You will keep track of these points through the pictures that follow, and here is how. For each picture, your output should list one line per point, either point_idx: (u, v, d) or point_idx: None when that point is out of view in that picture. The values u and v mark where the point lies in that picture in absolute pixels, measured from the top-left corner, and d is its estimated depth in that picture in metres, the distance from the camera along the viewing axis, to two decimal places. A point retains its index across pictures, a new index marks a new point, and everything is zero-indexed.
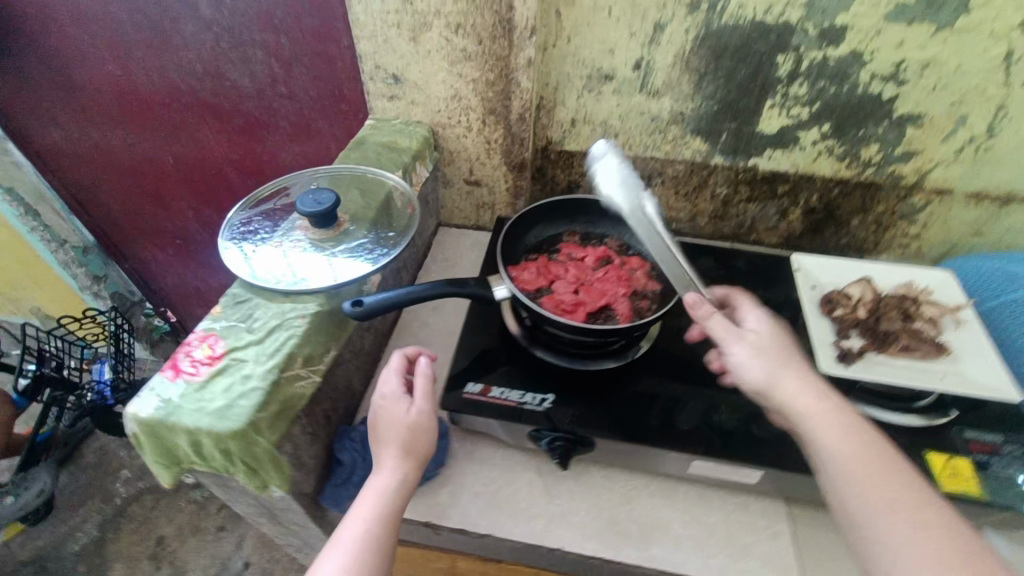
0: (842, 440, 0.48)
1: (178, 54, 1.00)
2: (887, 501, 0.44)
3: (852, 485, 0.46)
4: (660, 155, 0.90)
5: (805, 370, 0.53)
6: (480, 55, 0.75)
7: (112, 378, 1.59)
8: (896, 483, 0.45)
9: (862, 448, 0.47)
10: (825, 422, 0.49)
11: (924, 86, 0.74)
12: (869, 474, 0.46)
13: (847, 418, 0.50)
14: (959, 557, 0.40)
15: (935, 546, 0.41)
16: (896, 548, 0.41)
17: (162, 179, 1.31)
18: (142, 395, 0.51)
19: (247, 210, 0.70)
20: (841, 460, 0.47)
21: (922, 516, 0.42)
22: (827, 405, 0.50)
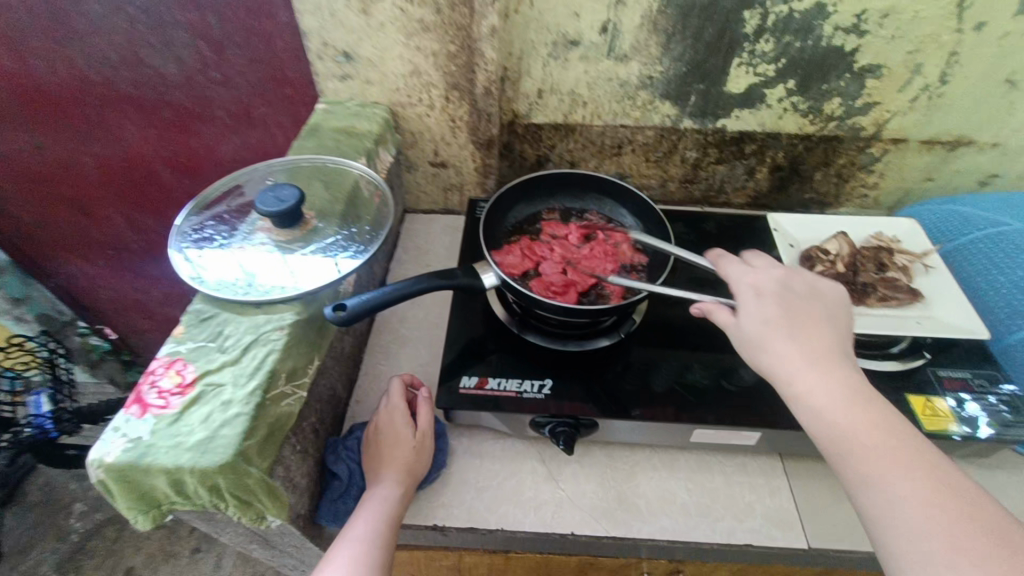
0: (839, 407, 0.46)
1: (86, 41, 0.88)
2: (890, 466, 0.43)
3: (853, 452, 0.44)
4: (629, 122, 0.87)
5: (793, 336, 0.50)
6: (439, 26, 0.70)
7: (54, 411, 1.57)
8: (895, 444, 0.44)
9: (859, 412, 0.46)
10: (820, 390, 0.47)
11: (883, 36, 0.75)
12: (870, 439, 0.44)
13: (841, 382, 0.47)
14: (962, 516, 0.40)
15: (938, 507, 0.40)
16: (902, 514, 0.41)
17: (83, 184, 1.17)
18: (105, 438, 0.45)
19: (198, 215, 0.63)
20: (840, 429, 0.45)
21: (923, 477, 0.42)
22: (820, 371, 0.48)
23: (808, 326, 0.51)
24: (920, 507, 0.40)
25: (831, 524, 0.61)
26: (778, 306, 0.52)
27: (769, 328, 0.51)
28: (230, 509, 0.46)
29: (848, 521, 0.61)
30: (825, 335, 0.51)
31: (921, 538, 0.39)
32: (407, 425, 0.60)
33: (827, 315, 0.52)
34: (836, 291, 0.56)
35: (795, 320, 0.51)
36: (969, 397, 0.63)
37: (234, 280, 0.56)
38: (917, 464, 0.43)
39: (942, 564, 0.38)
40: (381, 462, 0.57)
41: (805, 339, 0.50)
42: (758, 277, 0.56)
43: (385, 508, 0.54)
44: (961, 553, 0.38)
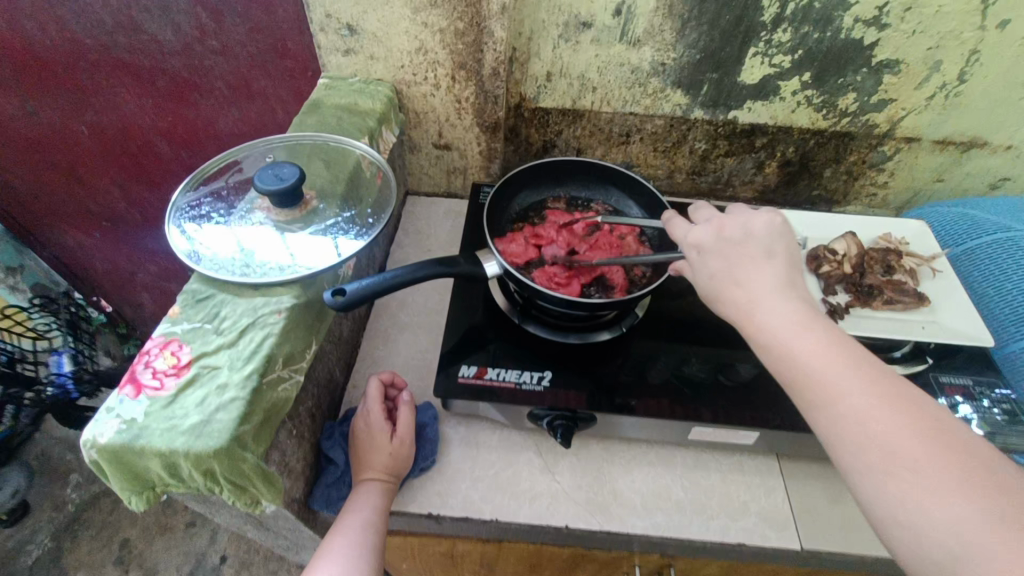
0: (790, 334, 0.43)
1: (80, 2, 0.85)
2: (844, 384, 0.41)
3: (806, 377, 0.42)
4: (639, 110, 0.85)
5: (738, 278, 0.47)
6: (447, 2, 0.67)
7: (75, 370, 1.54)
8: (849, 363, 0.42)
9: (811, 337, 0.43)
10: (772, 321, 0.44)
11: (904, 30, 0.73)
12: (825, 362, 0.42)
13: (792, 311, 0.44)
14: (913, 427, 0.38)
15: (892, 422, 0.39)
16: (854, 431, 0.39)
17: (76, 153, 1.14)
18: (98, 418, 0.44)
19: (194, 191, 0.61)
20: (793, 357, 0.43)
21: (875, 392, 0.40)
22: (769, 303, 0.45)
23: (751, 264, 0.47)
24: (871, 421, 0.39)
25: (823, 526, 0.61)
26: (719, 260, 0.48)
27: (715, 281, 0.48)
28: (224, 493, 0.46)
29: (842, 523, 0.61)
30: (772, 266, 0.47)
31: (870, 453, 0.38)
32: (383, 428, 0.59)
33: (765, 256, 0.47)
34: (771, 223, 0.49)
35: (738, 263, 0.47)
36: (961, 400, 0.64)
37: (231, 259, 0.54)
38: (870, 380, 0.41)
39: (887, 474, 0.38)
40: (361, 462, 0.57)
41: (750, 277, 0.46)
42: (698, 231, 0.51)
43: (378, 501, 0.55)
44: (907, 462, 0.37)
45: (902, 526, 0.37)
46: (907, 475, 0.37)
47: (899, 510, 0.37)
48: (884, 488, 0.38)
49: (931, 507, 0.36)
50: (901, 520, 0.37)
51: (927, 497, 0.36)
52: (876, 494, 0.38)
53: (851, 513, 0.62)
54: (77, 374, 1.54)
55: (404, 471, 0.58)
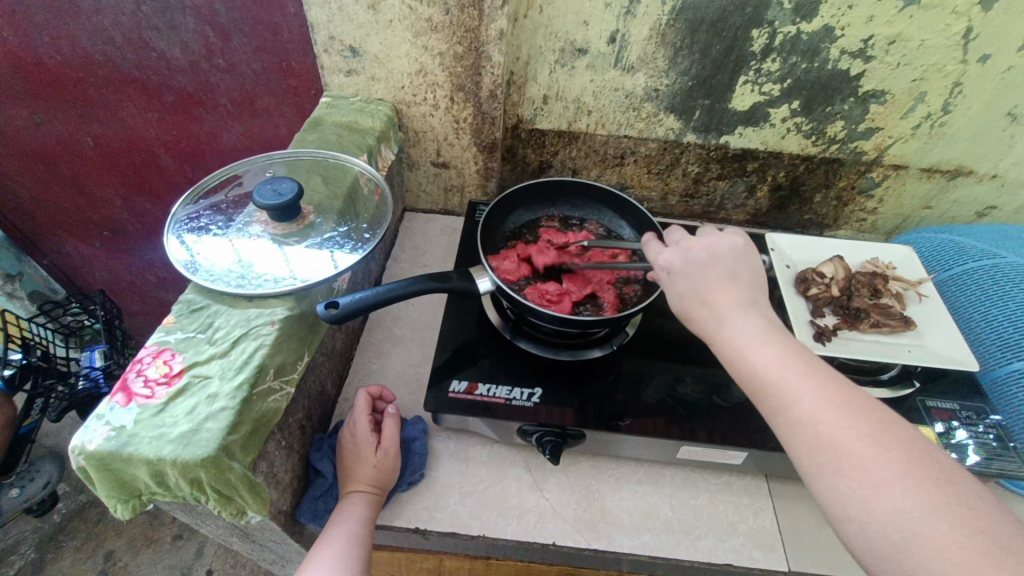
0: (748, 343, 0.45)
1: (91, 20, 0.87)
2: (801, 387, 0.42)
3: (764, 381, 0.43)
4: (633, 133, 0.88)
5: (703, 297, 0.49)
6: (448, 27, 0.70)
7: (106, 363, 1.46)
8: (802, 368, 0.43)
9: (769, 345, 0.45)
10: (732, 333, 0.46)
11: (889, 63, 0.75)
12: (782, 367, 0.43)
13: (752, 323, 0.46)
14: (865, 426, 0.40)
15: (843, 424, 0.40)
16: (807, 434, 0.40)
17: (81, 164, 1.16)
18: (88, 424, 0.44)
19: (194, 203, 0.62)
20: (753, 363, 0.44)
21: (831, 394, 0.41)
22: (730, 316, 0.47)
23: (715, 283, 0.49)
24: (824, 422, 0.40)
25: (813, 549, 0.61)
26: (686, 281, 0.51)
27: (685, 300, 0.50)
28: (210, 503, 0.46)
29: (831, 545, 0.61)
30: (732, 284, 0.49)
31: (823, 452, 0.40)
32: (369, 440, 0.59)
33: (730, 278, 0.49)
34: (732, 244, 0.53)
35: (703, 282, 0.50)
36: (959, 424, 0.64)
37: (227, 271, 0.55)
38: (825, 384, 0.42)
39: (839, 472, 0.39)
40: (349, 473, 0.57)
41: (713, 295, 0.48)
42: (669, 254, 0.54)
43: (364, 514, 0.55)
44: (858, 461, 0.38)
45: (852, 522, 0.38)
46: (859, 473, 0.38)
47: (850, 507, 0.38)
48: (837, 485, 0.38)
49: (879, 501, 0.37)
50: (852, 516, 0.37)
51: (876, 494, 0.37)
52: (830, 491, 0.39)
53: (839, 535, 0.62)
54: (110, 369, 1.46)
55: (391, 483, 0.58)
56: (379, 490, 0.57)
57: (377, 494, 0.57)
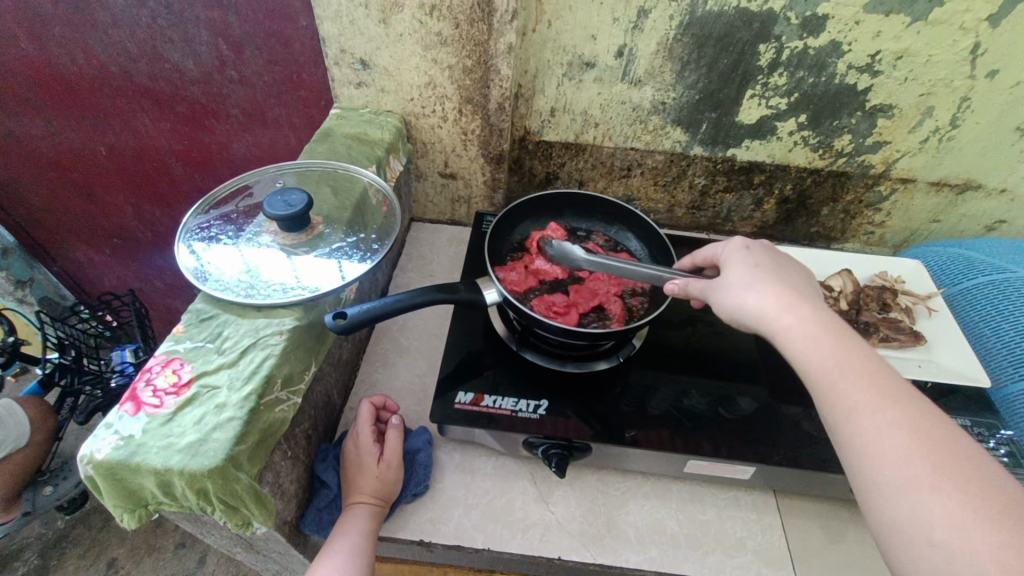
0: (815, 342, 0.45)
1: (108, 33, 0.89)
2: (883, 401, 0.41)
3: (845, 387, 0.43)
4: (640, 145, 0.88)
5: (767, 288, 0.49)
6: (457, 41, 0.70)
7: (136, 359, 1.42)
8: (871, 375, 0.43)
9: (838, 349, 0.45)
10: (798, 330, 0.46)
11: (897, 77, 0.75)
12: (862, 376, 0.43)
13: (827, 319, 0.47)
14: (954, 448, 0.38)
15: (913, 435, 0.39)
16: (872, 437, 0.40)
17: (94, 172, 1.18)
18: (97, 433, 0.44)
19: (205, 213, 0.63)
20: (830, 365, 0.44)
21: (915, 410, 0.40)
22: (793, 309, 0.47)
23: (792, 274, 0.52)
24: (911, 437, 0.39)
25: (823, 567, 0.60)
26: (760, 259, 0.53)
27: (757, 271, 0.52)
28: (216, 513, 0.45)
29: (840, 563, 0.60)
30: (799, 286, 0.50)
31: (909, 467, 0.38)
32: (373, 450, 0.59)
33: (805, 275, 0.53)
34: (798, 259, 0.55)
35: (780, 269, 0.52)
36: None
37: (236, 280, 0.56)
38: (909, 401, 0.41)
39: (927, 490, 0.37)
40: (353, 484, 0.57)
41: (791, 282, 0.50)
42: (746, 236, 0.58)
43: (367, 526, 0.55)
44: (950, 480, 0.36)
45: (937, 548, 0.35)
46: (950, 492, 0.36)
47: (937, 530, 0.35)
48: (923, 505, 0.36)
49: (972, 526, 0.34)
50: (937, 540, 0.35)
51: (967, 516, 0.35)
52: (905, 508, 0.37)
53: (849, 554, 0.61)
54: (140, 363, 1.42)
55: (394, 495, 0.58)
56: (382, 501, 0.57)
57: (380, 505, 0.57)
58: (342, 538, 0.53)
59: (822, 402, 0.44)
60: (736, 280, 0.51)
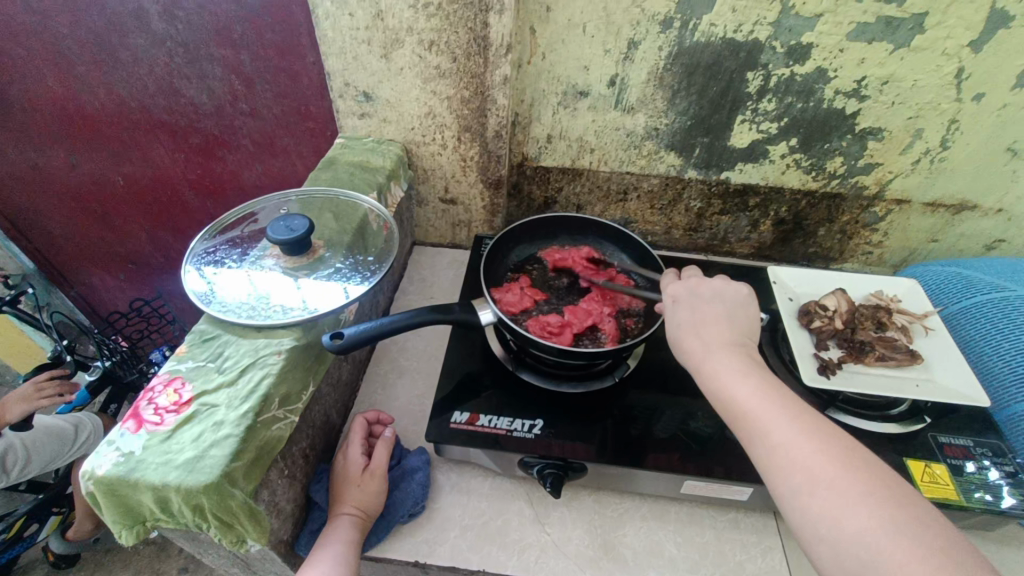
0: (725, 374, 0.49)
1: (128, 71, 0.94)
2: (776, 418, 0.45)
3: (742, 411, 0.47)
4: (635, 170, 0.90)
5: (689, 326, 0.55)
6: (454, 73, 0.74)
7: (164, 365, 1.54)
8: (772, 397, 0.47)
9: (745, 376, 0.49)
10: (710, 363, 0.51)
11: (884, 101, 0.77)
12: (761, 402, 0.47)
13: (735, 358, 0.51)
14: (834, 454, 0.42)
15: (808, 447, 0.43)
16: (770, 453, 0.44)
17: (112, 202, 1.24)
18: (99, 450, 0.46)
19: (211, 238, 0.66)
20: (731, 389, 0.48)
21: (803, 424, 0.44)
22: (704, 347, 0.52)
23: (712, 316, 0.55)
24: (796, 447, 0.43)
25: None
26: (685, 311, 0.57)
27: (682, 329, 0.55)
28: (211, 530, 0.46)
29: None
30: (717, 321, 0.54)
31: (797, 474, 0.42)
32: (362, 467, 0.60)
33: (729, 315, 0.55)
34: (739, 294, 0.58)
35: (704, 307, 0.56)
36: (991, 464, 0.62)
37: (240, 302, 0.58)
38: (794, 413, 0.45)
39: (808, 495, 0.41)
40: (347, 502, 0.57)
41: (707, 327, 0.54)
42: (677, 285, 0.61)
43: (349, 536, 0.55)
44: (826, 483, 0.40)
45: (824, 543, 0.39)
46: (833, 496, 0.40)
47: (824, 531, 0.39)
48: (811, 508, 0.40)
49: (850, 523, 0.38)
50: (824, 538, 0.39)
51: (844, 514, 0.39)
52: (801, 512, 0.41)
53: None
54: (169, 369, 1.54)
55: (376, 508, 0.58)
56: (364, 513, 0.57)
57: (363, 517, 0.57)
58: (333, 545, 0.54)
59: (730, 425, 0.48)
60: (671, 329, 0.56)
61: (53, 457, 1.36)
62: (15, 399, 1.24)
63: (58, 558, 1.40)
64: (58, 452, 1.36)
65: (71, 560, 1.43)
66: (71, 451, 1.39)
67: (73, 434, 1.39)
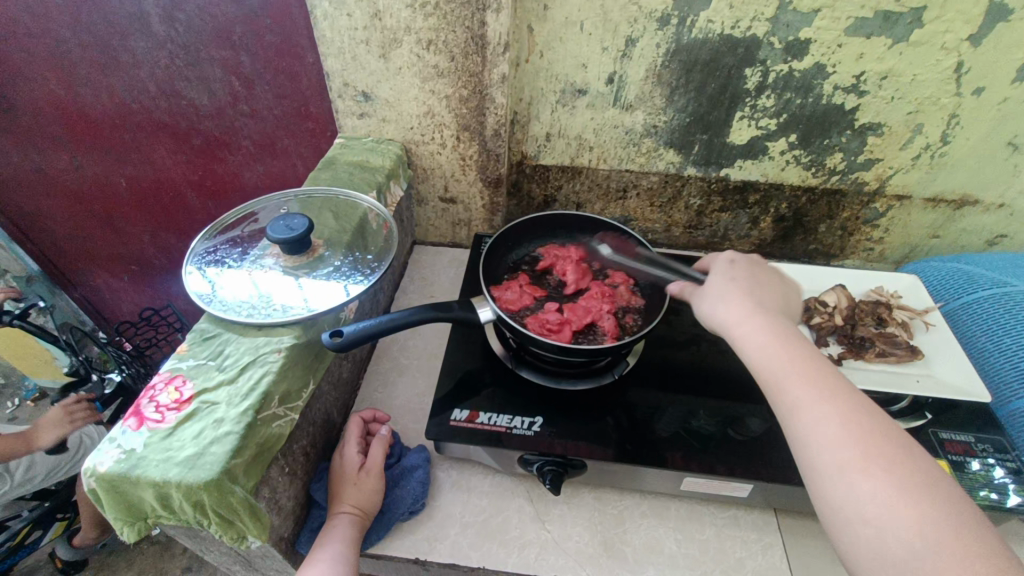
0: (771, 345, 0.49)
1: (130, 73, 0.95)
2: (825, 395, 0.45)
3: (787, 382, 0.47)
4: (634, 168, 0.90)
5: (737, 294, 0.54)
6: (453, 72, 0.74)
7: None
8: (820, 376, 0.47)
9: (792, 350, 0.48)
10: (757, 334, 0.50)
11: (883, 97, 0.76)
12: (807, 377, 0.46)
13: (784, 327, 0.51)
14: (884, 437, 0.42)
15: (857, 428, 0.43)
16: (816, 430, 0.44)
17: (115, 204, 1.25)
18: (101, 447, 0.46)
19: (212, 238, 0.66)
20: (777, 364, 0.48)
21: (850, 403, 0.44)
22: (752, 316, 0.52)
23: (764, 289, 0.56)
24: (845, 426, 0.43)
25: None
26: (745, 271, 0.57)
27: (734, 284, 0.56)
28: (211, 526, 0.47)
29: None
30: (760, 295, 0.55)
31: (845, 452, 0.42)
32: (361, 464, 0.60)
33: (782, 290, 0.57)
34: (789, 284, 0.59)
35: (756, 280, 0.57)
36: (996, 462, 0.61)
37: (240, 302, 0.58)
38: (841, 393, 0.45)
39: (857, 475, 0.41)
40: (346, 500, 0.58)
41: (760, 296, 0.55)
42: (736, 252, 0.61)
43: (348, 535, 0.55)
44: (877, 465, 0.41)
45: (868, 524, 0.39)
46: (881, 476, 0.40)
47: (867, 508, 0.39)
48: (856, 485, 0.40)
49: (900, 506, 0.38)
50: (869, 519, 0.39)
51: (894, 496, 0.39)
52: (845, 491, 0.41)
53: None
54: None
55: (375, 506, 0.59)
56: (362, 512, 0.57)
57: (361, 516, 0.57)
58: (332, 543, 0.54)
59: (769, 398, 0.48)
60: (714, 289, 0.56)
61: (56, 466, 1.39)
62: (46, 425, 1.32)
63: (67, 565, 1.42)
64: (56, 464, 1.38)
65: (77, 566, 1.44)
66: (73, 461, 1.43)
67: (76, 444, 1.45)
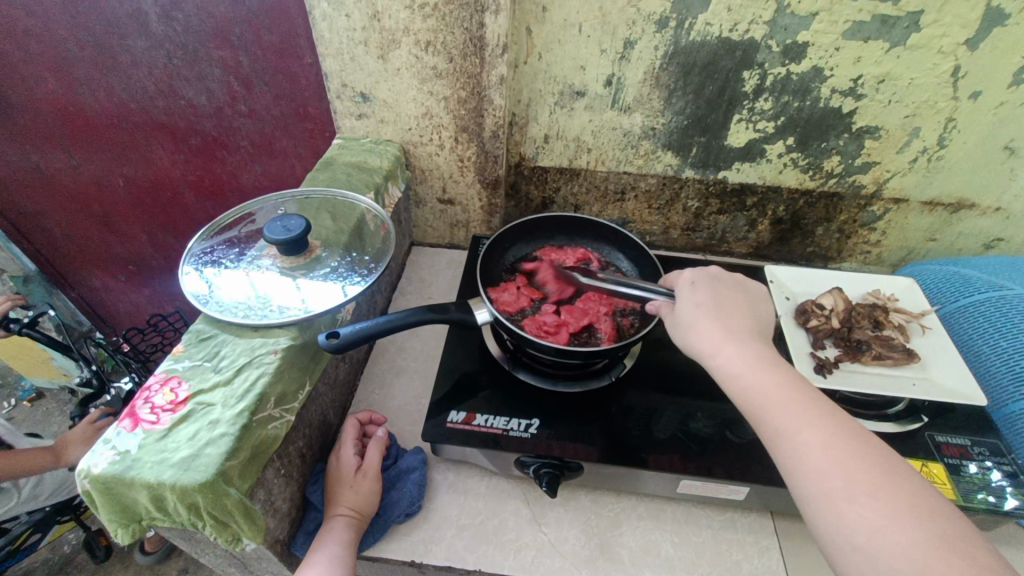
0: (749, 374, 0.49)
1: (128, 72, 0.94)
2: (805, 422, 0.45)
3: (766, 411, 0.47)
4: (632, 169, 0.90)
5: (708, 320, 0.54)
6: (451, 73, 0.74)
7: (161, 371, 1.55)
8: (799, 401, 0.47)
9: (769, 378, 0.49)
10: (733, 363, 0.50)
11: (880, 100, 0.77)
12: (786, 403, 0.47)
13: (758, 351, 0.51)
14: (867, 460, 0.42)
15: (840, 453, 0.43)
16: (800, 458, 0.44)
17: (112, 203, 1.24)
18: (95, 449, 0.46)
19: (208, 239, 0.66)
20: (756, 392, 0.48)
21: (831, 428, 0.44)
22: (726, 344, 0.51)
23: (732, 310, 0.55)
24: (827, 452, 0.43)
25: None
26: (708, 292, 0.57)
27: (700, 310, 0.55)
28: (206, 528, 0.46)
29: None
30: (731, 316, 0.54)
31: (829, 479, 0.42)
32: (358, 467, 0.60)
33: (747, 305, 0.57)
34: (753, 296, 0.59)
35: (721, 300, 0.56)
36: (993, 465, 0.62)
37: (237, 303, 0.58)
38: (821, 417, 0.45)
39: (843, 501, 0.41)
40: (342, 502, 0.57)
41: (728, 320, 0.54)
42: (694, 271, 0.61)
43: (345, 537, 0.55)
44: (861, 489, 0.41)
45: (859, 551, 0.39)
46: (865, 501, 0.40)
47: (856, 535, 0.39)
48: (843, 514, 0.40)
49: (888, 531, 0.38)
50: (859, 546, 0.39)
51: (882, 521, 0.39)
52: (833, 519, 0.41)
53: None
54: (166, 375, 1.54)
55: (371, 508, 0.59)
56: (359, 514, 0.57)
57: (358, 518, 0.57)
58: (329, 545, 0.54)
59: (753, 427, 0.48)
60: (684, 317, 0.56)
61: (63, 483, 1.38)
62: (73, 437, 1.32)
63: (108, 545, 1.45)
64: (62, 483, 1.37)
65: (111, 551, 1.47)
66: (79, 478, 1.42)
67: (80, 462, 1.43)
